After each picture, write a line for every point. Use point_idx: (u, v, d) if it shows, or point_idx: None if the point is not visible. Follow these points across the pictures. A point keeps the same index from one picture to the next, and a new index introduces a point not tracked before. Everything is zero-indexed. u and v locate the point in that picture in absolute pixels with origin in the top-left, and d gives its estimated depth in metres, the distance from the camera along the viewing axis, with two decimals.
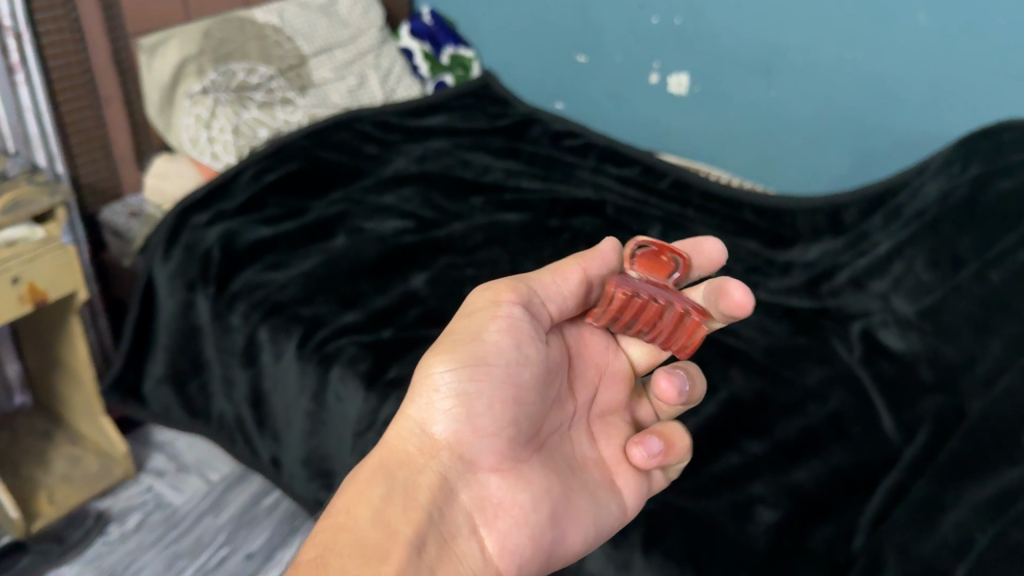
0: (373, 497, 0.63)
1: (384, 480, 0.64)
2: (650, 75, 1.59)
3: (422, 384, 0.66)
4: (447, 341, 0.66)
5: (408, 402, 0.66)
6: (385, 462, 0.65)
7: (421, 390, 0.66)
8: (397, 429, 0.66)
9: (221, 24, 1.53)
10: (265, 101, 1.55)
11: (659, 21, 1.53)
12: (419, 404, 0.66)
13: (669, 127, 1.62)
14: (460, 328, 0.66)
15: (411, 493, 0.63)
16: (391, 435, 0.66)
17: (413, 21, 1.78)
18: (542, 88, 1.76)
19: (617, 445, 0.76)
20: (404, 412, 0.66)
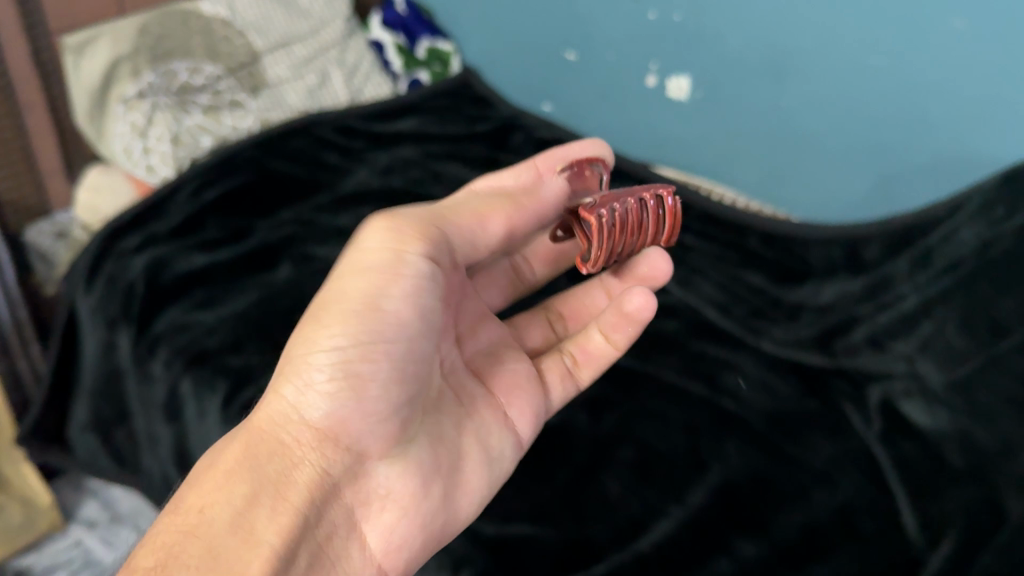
0: (258, 471, 0.60)
1: (254, 473, 0.59)
2: (647, 77, 1.40)
3: (301, 379, 0.62)
4: (350, 311, 0.63)
5: (284, 388, 0.62)
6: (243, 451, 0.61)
7: (299, 376, 0.62)
8: (258, 417, 0.62)
9: (161, 17, 1.35)
10: (211, 104, 1.38)
11: (657, 17, 1.34)
12: (302, 390, 0.62)
13: (667, 135, 1.43)
14: (355, 289, 0.64)
15: (278, 485, 0.59)
16: (262, 420, 0.62)
17: (385, 10, 1.58)
18: (528, 87, 1.58)
19: (501, 381, 0.78)
20: (283, 419, 0.62)
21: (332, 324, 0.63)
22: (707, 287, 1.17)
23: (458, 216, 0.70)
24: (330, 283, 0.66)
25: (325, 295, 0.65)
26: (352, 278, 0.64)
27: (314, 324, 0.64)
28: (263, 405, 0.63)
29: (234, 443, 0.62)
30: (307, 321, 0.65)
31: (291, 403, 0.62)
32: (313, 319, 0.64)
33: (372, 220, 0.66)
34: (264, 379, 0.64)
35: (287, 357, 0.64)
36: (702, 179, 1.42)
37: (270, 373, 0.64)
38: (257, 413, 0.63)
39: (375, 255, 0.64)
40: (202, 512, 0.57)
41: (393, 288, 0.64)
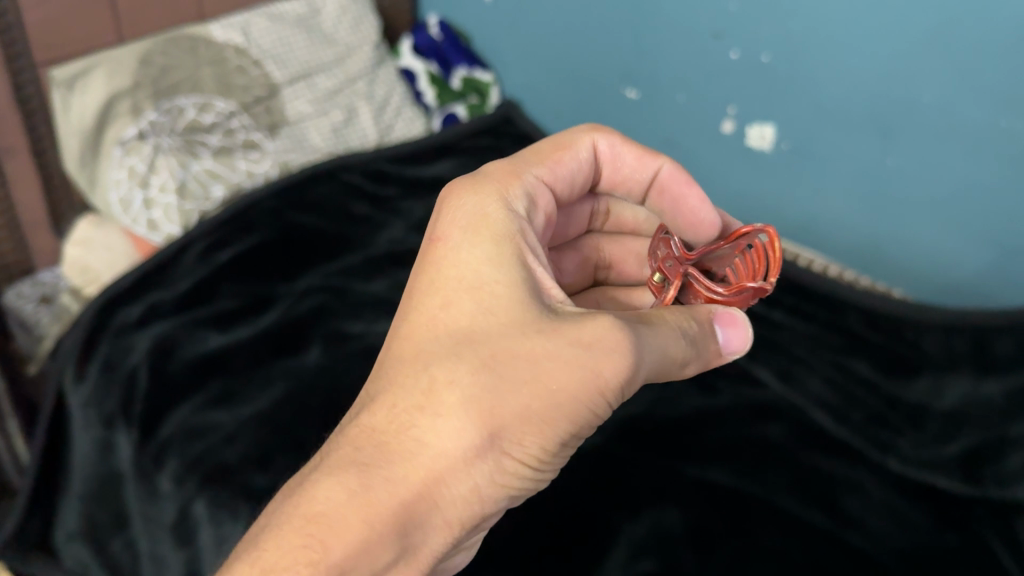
0: (407, 541, 0.52)
1: (405, 533, 0.52)
2: (724, 122, 1.23)
3: (500, 469, 0.54)
4: (562, 429, 0.54)
5: (480, 473, 0.53)
6: (399, 506, 0.51)
7: (494, 457, 0.53)
8: (435, 488, 0.52)
9: (166, 44, 1.16)
10: (225, 145, 1.19)
11: (740, 56, 1.17)
12: (492, 486, 0.54)
13: (743, 188, 1.26)
14: (582, 412, 0.54)
15: (421, 553, 0.54)
16: (435, 487, 0.52)
17: (416, 34, 1.42)
18: (580, 124, 1.40)
19: None
20: (462, 489, 0.53)
21: (542, 437, 0.54)
22: (813, 383, 1.00)
23: (655, 378, 0.58)
24: (566, 356, 0.54)
25: (557, 382, 0.53)
26: (589, 399, 0.54)
27: (530, 425, 0.53)
28: (438, 472, 0.52)
29: (390, 492, 0.52)
30: (520, 405, 0.53)
31: (477, 492, 0.54)
32: (534, 409, 0.53)
33: (614, 328, 0.55)
34: (456, 438, 0.52)
35: (492, 425, 0.52)
36: (785, 240, 1.25)
37: (465, 431, 0.52)
38: (437, 474, 0.52)
39: (611, 394, 0.54)
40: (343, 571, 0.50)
41: (605, 419, 0.57)
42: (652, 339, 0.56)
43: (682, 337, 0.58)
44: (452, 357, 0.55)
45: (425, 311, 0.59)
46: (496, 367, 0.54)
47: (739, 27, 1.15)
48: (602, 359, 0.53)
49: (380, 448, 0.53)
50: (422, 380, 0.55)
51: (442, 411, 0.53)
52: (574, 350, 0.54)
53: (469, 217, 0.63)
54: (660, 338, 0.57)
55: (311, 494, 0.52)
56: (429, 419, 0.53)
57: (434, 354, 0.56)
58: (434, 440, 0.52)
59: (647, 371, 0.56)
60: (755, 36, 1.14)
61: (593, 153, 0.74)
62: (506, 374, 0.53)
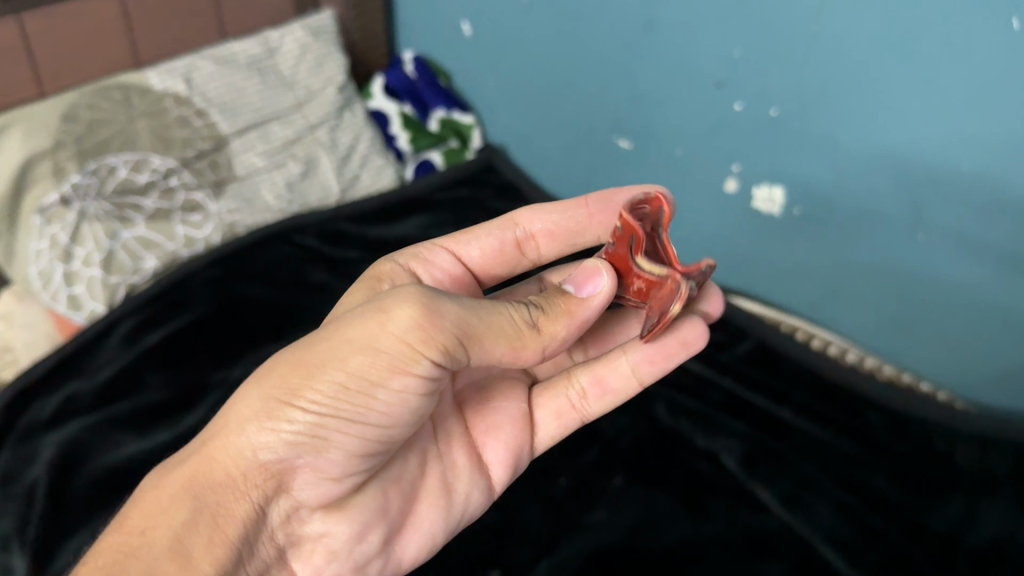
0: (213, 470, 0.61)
1: (195, 499, 0.61)
2: (727, 181, 1.07)
3: (276, 421, 0.60)
4: (334, 377, 0.58)
5: (253, 423, 0.60)
6: (213, 442, 0.62)
7: (269, 418, 0.60)
8: (225, 435, 0.61)
9: (95, 96, 1.03)
10: (162, 207, 1.06)
11: (745, 109, 1.01)
12: (263, 434, 0.60)
13: (748, 254, 1.11)
14: (353, 367, 0.58)
15: (224, 519, 0.61)
16: (217, 447, 0.61)
17: (390, 71, 1.28)
18: (570, 174, 1.25)
19: (486, 419, 0.76)
20: (241, 453, 0.61)
21: (320, 387, 0.59)
22: (823, 510, 0.86)
23: (475, 329, 0.59)
24: (348, 322, 0.59)
25: (339, 336, 0.59)
26: (360, 351, 0.58)
27: (310, 373, 0.59)
28: (225, 434, 0.61)
29: (220, 432, 0.62)
30: (314, 355, 0.59)
31: (273, 436, 0.60)
32: (331, 366, 0.58)
33: (364, 310, 0.59)
34: (252, 394, 0.61)
35: (281, 375, 0.60)
36: (795, 317, 1.10)
37: (263, 382, 0.61)
38: (226, 423, 0.62)
39: (382, 343, 0.58)
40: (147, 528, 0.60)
41: (400, 377, 0.58)
42: (459, 305, 0.60)
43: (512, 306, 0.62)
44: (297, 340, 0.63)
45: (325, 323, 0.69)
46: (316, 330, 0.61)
47: (744, 76, 0.99)
48: (378, 316, 0.58)
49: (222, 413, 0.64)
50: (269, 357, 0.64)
51: (263, 381, 0.61)
52: (363, 314, 0.59)
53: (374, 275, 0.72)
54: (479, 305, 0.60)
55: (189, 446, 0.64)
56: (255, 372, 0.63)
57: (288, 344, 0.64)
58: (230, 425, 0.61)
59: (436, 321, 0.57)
60: (762, 87, 0.99)
61: (516, 216, 0.77)
62: (312, 341, 0.61)
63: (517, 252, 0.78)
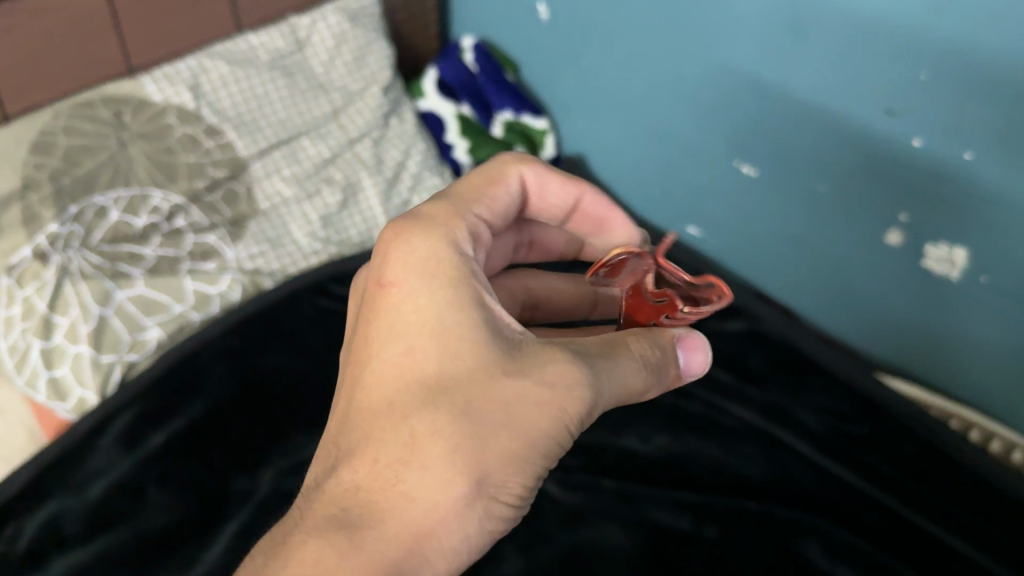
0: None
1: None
2: (889, 230, 0.84)
3: (488, 518, 0.45)
4: (539, 456, 0.46)
5: (469, 522, 0.44)
6: (412, 546, 0.43)
7: (485, 498, 0.45)
8: (435, 540, 0.44)
9: (74, 115, 0.79)
10: (167, 255, 0.83)
11: (926, 146, 0.77)
12: (482, 534, 0.45)
13: (908, 321, 0.88)
14: (558, 435, 0.46)
15: None
16: (431, 532, 0.44)
17: (445, 63, 1.04)
18: (664, 197, 1.02)
19: None
20: (451, 530, 0.44)
21: (527, 480, 0.46)
22: None
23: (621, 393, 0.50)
24: (532, 397, 0.45)
25: (533, 425, 0.45)
26: (568, 434, 0.47)
27: (519, 466, 0.45)
28: (429, 509, 0.44)
29: (421, 536, 0.44)
30: (514, 447, 0.45)
31: (486, 528, 0.46)
32: (524, 445, 0.45)
33: (556, 356, 0.47)
34: (448, 494, 0.44)
35: (476, 470, 0.44)
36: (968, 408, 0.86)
37: (453, 481, 0.44)
38: (432, 526, 0.44)
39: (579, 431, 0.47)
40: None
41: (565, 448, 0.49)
42: (619, 374, 0.49)
43: (638, 358, 0.51)
44: (420, 412, 0.45)
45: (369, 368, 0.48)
46: (470, 401, 0.45)
47: (931, 107, 0.75)
48: (570, 402, 0.46)
49: (372, 511, 0.44)
50: (399, 446, 0.45)
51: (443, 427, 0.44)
52: (545, 393, 0.45)
53: (424, 262, 0.49)
54: (619, 372, 0.49)
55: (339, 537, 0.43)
56: (410, 459, 0.44)
57: (407, 405, 0.46)
58: (427, 491, 0.44)
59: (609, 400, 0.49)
60: (958, 123, 0.74)
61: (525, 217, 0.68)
62: (479, 415, 0.44)
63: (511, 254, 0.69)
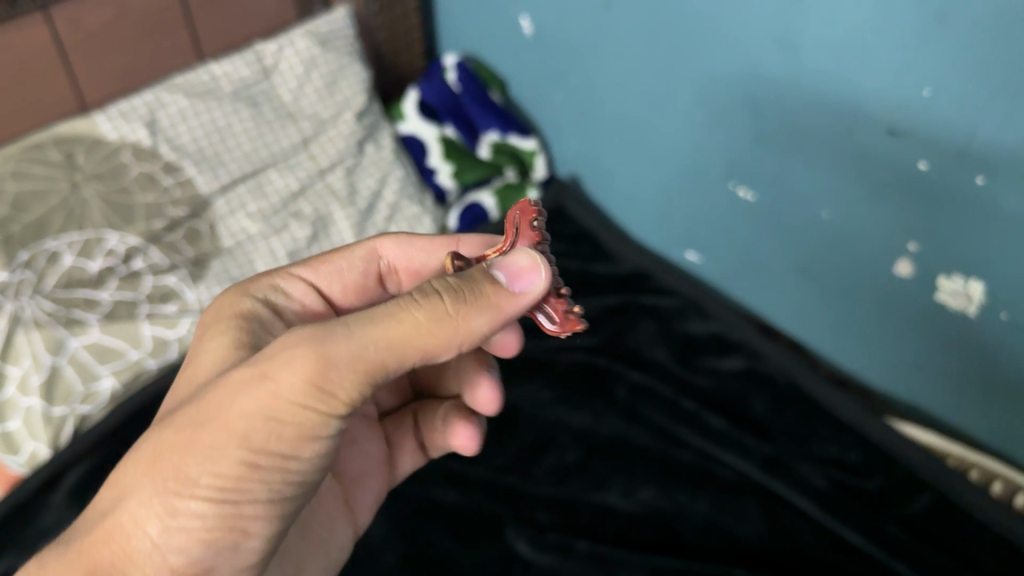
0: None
1: None
2: (899, 262, 0.76)
3: (171, 519, 0.40)
4: (233, 442, 0.40)
5: (147, 519, 0.40)
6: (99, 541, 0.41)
7: (174, 494, 0.40)
8: (119, 538, 0.40)
9: (23, 159, 0.76)
10: (125, 299, 0.79)
11: (933, 170, 0.69)
12: (170, 536, 0.40)
13: (922, 359, 0.80)
14: (256, 415, 0.40)
15: None
16: (112, 526, 0.41)
17: (426, 82, 0.98)
18: (661, 221, 0.96)
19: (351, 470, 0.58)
20: (132, 521, 0.41)
21: (222, 467, 0.40)
22: None
23: (375, 370, 0.41)
24: (233, 388, 0.41)
25: (226, 411, 0.40)
26: (262, 405, 0.40)
27: (210, 450, 0.40)
28: (113, 497, 0.42)
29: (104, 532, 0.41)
30: (200, 437, 0.40)
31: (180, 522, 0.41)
32: (215, 432, 0.40)
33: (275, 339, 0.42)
34: (131, 485, 0.41)
35: (165, 459, 0.41)
36: (989, 459, 0.78)
37: (137, 478, 0.41)
38: (113, 529, 0.41)
39: (296, 405, 0.40)
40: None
41: (306, 447, 0.42)
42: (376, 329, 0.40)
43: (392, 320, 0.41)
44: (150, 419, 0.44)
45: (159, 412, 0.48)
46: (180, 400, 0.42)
47: (936, 128, 0.67)
48: (273, 370, 0.40)
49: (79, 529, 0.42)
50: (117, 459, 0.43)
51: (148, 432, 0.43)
52: (252, 372, 0.41)
53: (216, 312, 0.50)
54: (376, 314, 0.41)
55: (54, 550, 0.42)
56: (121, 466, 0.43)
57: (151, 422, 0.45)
58: (119, 489, 0.41)
59: (352, 366, 0.40)
60: (967, 148, 0.67)
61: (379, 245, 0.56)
62: (179, 418, 0.41)
63: (378, 291, 0.57)
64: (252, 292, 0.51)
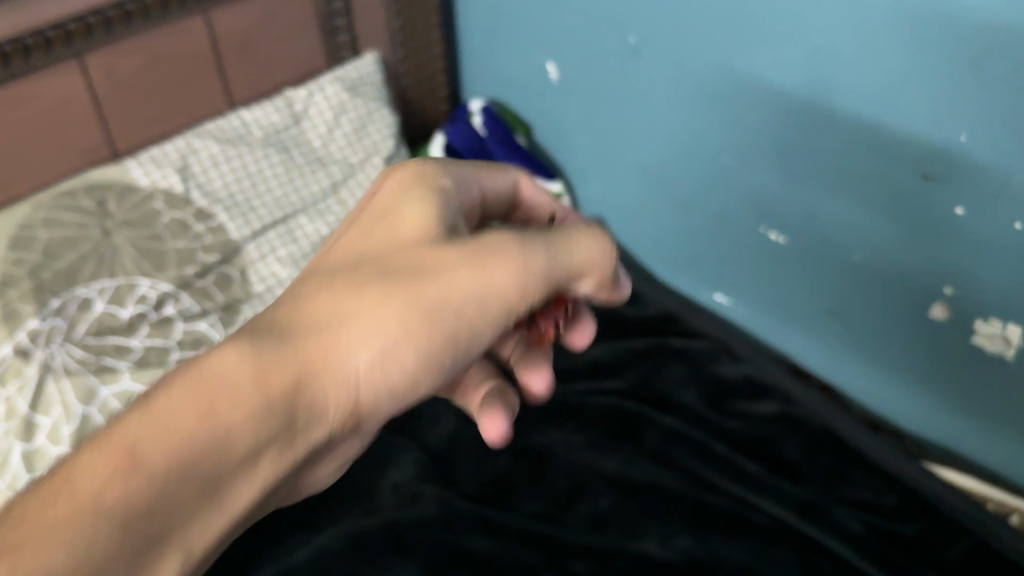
0: (237, 495, 0.36)
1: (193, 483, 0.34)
2: (934, 304, 0.76)
3: (362, 357, 0.41)
4: (434, 322, 0.42)
5: (362, 348, 0.41)
6: (282, 396, 0.37)
7: (376, 347, 0.41)
8: (329, 367, 0.40)
9: (55, 207, 0.76)
10: (155, 345, 0.77)
11: (971, 216, 0.69)
12: (374, 364, 0.41)
13: (957, 400, 0.80)
14: (458, 302, 0.43)
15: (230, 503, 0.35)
16: (221, 402, 0.36)
17: (453, 127, 1.00)
18: (690, 259, 0.97)
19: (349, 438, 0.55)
20: (249, 401, 0.36)
21: (420, 336, 0.42)
22: None
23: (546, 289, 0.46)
24: (461, 283, 0.43)
25: (372, 318, 0.41)
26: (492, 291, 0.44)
27: (420, 321, 0.42)
28: (202, 382, 0.36)
29: (293, 390, 0.38)
30: (421, 331, 0.42)
31: (359, 394, 0.41)
32: (437, 302, 0.42)
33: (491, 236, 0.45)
34: (224, 377, 0.37)
35: (300, 362, 0.39)
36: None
37: (250, 363, 0.37)
38: (216, 388, 0.36)
39: (498, 307, 0.44)
40: (160, 510, 0.33)
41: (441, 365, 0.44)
42: (580, 257, 0.49)
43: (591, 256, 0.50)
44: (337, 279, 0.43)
45: (179, 347, 0.40)
46: (408, 283, 0.42)
47: (974, 175, 0.67)
48: (495, 265, 0.44)
49: (122, 450, 0.34)
50: (180, 379, 0.36)
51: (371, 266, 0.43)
52: (472, 265, 0.44)
53: (409, 177, 0.49)
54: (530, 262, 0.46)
55: (187, 374, 0.36)
56: (334, 298, 0.41)
57: (329, 271, 0.44)
58: (217, 372, 0.37)
59: (555, 284, 0.48)
60: (1003, 196, 0.67)
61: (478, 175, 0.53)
62: (404, 269, 0.43)
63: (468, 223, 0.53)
64: (450, 173, 0.50)
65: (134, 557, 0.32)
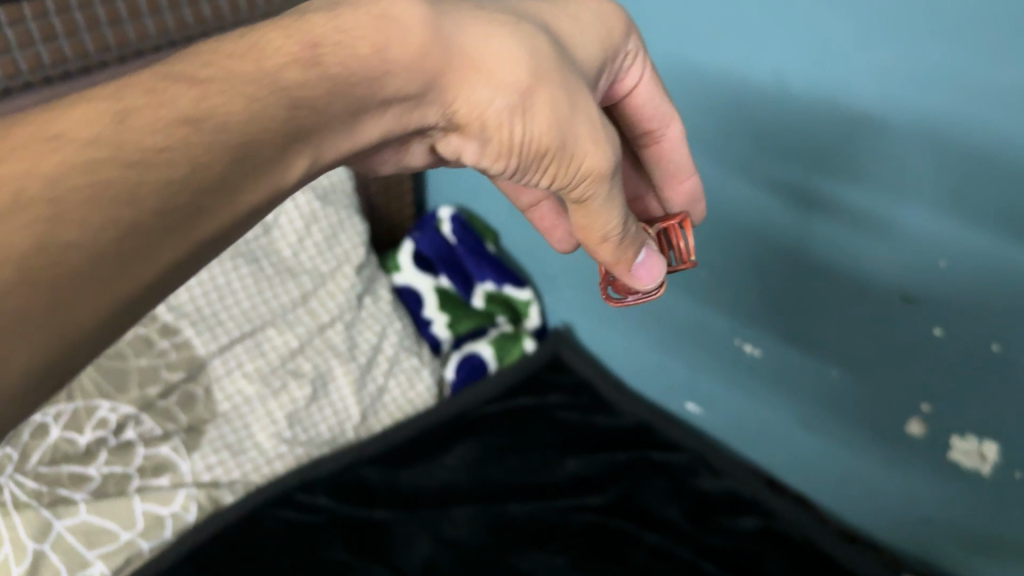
0: (173, 251, 0.32)
1: (166, 214, 0.32)
2: (910, 420, 0.78)
3: (369, 116, 0.39)
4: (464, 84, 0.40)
5: (330, 110, 0.37)
6: (243, 142, 0.34)
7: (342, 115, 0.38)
8: (357, 88, 0.37)
9: None
10: (114, 472, 0.81)
11: (947, 334, 0.71)
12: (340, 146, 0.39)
13: (935, 514, 0.81)
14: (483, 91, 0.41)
15: (188, 234, 0.33)
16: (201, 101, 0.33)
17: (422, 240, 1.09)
18: (660, 372, 0.99)
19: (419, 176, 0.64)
20: (253, 145, 0.34)
21: (481, 94, 0.41)
22: None
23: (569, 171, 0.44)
24: (494, 49, 0.41)
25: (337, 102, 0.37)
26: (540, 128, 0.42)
27: (377, 100, 0.38)
28: (238, 58, 0.35)
29: (336, 117, 0.37)
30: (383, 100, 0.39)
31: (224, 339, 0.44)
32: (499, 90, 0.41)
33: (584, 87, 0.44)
34: (163, 116, 0.32)
35: (214, 107, 0.33)
36: None
37: (228, 106, 0.34)
38: (285, 136, 0.35)
39: (506, 100, 0.41)
40: (63, 248, 0.28)
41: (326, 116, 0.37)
42: (576, 217, 0.48)
43: (624, 206, 0.48)
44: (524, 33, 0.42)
45: (234, 43, 0.35)
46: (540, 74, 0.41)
47: (954, 297, 0.68)
48: (547, 114, 0.41)
49: (138, 122, 0.32)
50: (293, 15, 0.37)
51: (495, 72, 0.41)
52: (522, 98, 0.41)
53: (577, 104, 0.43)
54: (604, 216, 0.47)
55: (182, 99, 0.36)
56: (370, 23, 0.38)
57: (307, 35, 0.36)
58: (251, 47, 0.35)
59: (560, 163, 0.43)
60: (979, 319, 0.68)
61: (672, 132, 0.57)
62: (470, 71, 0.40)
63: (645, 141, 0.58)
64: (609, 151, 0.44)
65: (51, 378, 0.30)
